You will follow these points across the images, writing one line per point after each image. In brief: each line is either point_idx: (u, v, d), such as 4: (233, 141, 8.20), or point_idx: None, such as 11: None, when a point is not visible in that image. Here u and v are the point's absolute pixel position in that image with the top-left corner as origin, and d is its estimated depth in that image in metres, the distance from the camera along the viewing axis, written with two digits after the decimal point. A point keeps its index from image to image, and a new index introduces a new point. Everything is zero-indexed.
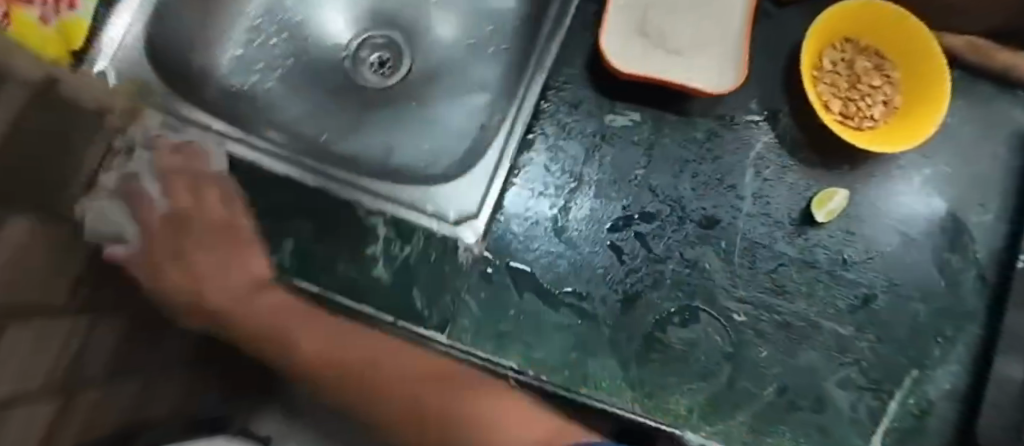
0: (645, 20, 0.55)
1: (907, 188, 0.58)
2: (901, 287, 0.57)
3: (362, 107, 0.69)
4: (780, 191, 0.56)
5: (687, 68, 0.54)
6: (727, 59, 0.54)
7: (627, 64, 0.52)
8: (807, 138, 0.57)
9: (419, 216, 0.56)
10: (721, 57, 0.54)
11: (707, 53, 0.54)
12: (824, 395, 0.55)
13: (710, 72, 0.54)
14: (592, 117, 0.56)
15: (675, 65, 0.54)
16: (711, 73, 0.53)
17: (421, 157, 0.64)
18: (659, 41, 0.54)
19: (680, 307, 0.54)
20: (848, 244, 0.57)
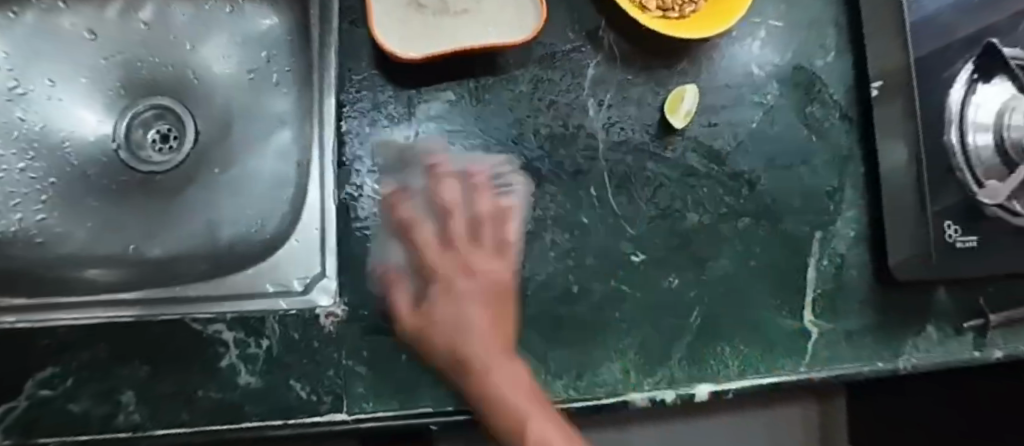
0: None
1: (750, 57, 0.55)
2: (778, 160, 0.55)
3: (165, 197, 0.58)
4: (629, 112, 0.51)
5: (485, 24, 0.46)
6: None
7: (419, 47, 0.44)
8: (636, 45, 0.52)
9: (263, 303, 0.46)
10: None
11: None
12: (745, 295, 0.53)
13: (512, 18, 0.46)
14: (406, 115, 0.49)
15: (471, 25, 0.46)
16: (513, 19, 0.46)
17: (246, 223, 0.57)
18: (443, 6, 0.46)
19: (578, 275, 0.49)
20: (715, 137, 0.53)
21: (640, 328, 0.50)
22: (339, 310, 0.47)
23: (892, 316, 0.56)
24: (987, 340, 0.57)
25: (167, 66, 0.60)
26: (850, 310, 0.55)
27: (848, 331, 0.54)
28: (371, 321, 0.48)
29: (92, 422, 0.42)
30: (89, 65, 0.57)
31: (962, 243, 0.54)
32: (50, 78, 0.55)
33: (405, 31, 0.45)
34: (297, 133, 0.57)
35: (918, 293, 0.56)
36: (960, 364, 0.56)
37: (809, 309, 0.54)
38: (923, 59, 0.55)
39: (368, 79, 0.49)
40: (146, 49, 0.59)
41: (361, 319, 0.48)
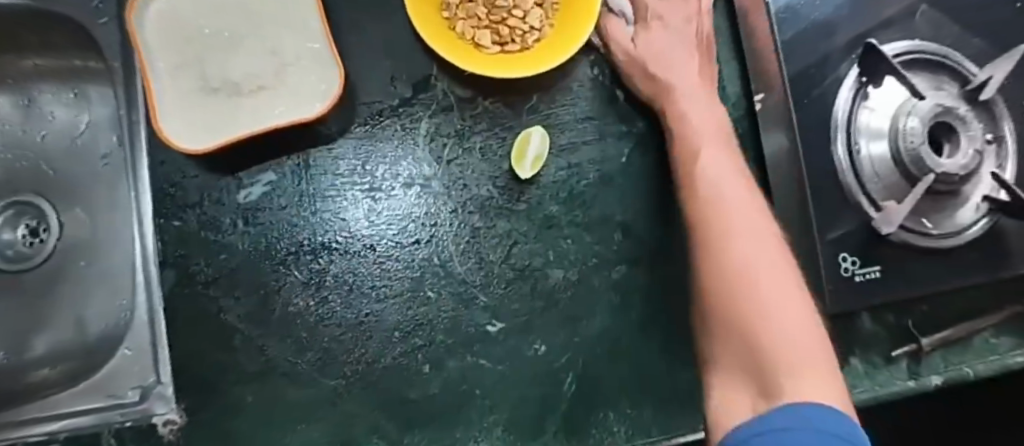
0: (204, 75, 0.44)
1: (613, 82, 0.49)
2: (656, 193, 0.49)
3: (37, 297, 0.57)
4: (472, 164, 0.47)
5: (283, 104, 0.43)
6: (325, 64, 0.43)
7: (212, 133, 0.41)
8: (474, 89, 0.47)
9: (94, 419, 0.44)
10: (317, 67, 0.44)
11: (298, 71, 0.44)
12: (627, 350, 0.47)
13: (311, 92, 0.43)
14: (225, 202, 0.46)
15: (269, 103, 0.44)
16: (310, 94, 0.43)
17: (116, 314, 0.54)
18: (234, 90, 0.44)
19: (429, 352, 0.45)
20: (578, 178, 0.48)
21: (505, 401, 0.45)
22: (179, 416, 0.44)
23: None
24: (923, 366, 0.50)
25: (22, 162, 0.58)
26: None
27: None
28: (209, 425, 0.44)
29: None
30: None
31: (865, 275, 0.47)
32: None
33: (191, 125, 0.42)
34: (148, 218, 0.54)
35: (836, 321, 0.50)
36: (891, 398, 0.49)
37: None
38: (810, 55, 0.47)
39: (184, 169, 0.46)
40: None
41: (201, 423, 0.44)
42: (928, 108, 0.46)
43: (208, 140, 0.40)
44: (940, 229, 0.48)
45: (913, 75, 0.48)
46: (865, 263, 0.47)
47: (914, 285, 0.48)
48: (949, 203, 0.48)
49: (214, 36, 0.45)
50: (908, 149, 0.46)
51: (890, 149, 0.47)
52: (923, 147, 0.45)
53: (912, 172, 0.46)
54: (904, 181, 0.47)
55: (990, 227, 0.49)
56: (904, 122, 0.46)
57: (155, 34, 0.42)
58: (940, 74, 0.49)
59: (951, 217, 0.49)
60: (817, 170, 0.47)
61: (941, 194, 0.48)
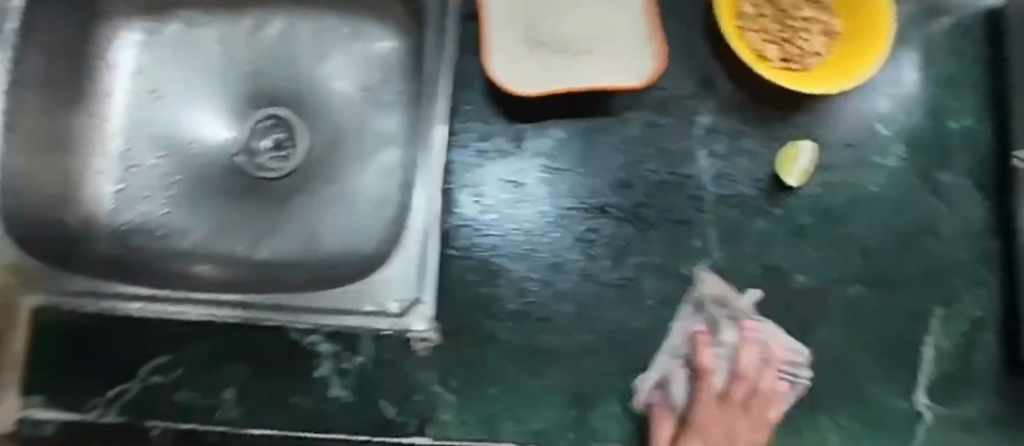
0: (532, 27, 0.48)
1: (875, 116, 0.52)
2: (897, 226, 0.52)
3: (275, 204, 0.61)
4: (741, 163, 0.50)
5: (596, 69, 0.46)
6: (640, 39, 0.46)
7: (530, 81, 0.45)
8: (752, 96, 0.51)
9: (358, 319, 0.47)
10: (629, 40, 0.47)
11: (615, 41, 0.47)
12: (850, 367, 0.49)
13: (626, 64, 0.45)
14: (513, 147, 0.49)
15: (579, 63, 0.46)
16: (625, 65, 0.45)
17: (349, 237, 0.59)
18: (555, 46, 0.47)
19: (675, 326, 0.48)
20: (830, 196, 0.51)
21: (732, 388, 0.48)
22: (434, 335, 0.47)
23: None
24: None
25: (287, 79, 0.63)
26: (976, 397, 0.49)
27: (970, 420, 0.48)
28: (460, 348, 0.47)
29: (201, 412, 0.47)
30: (220, 78, 0.63)
31: None
32: (183, 87, 0.62)
33: (516, 66, 0.45)
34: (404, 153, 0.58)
35: None
36: None
37: (923, 388, 0.49)
38: None
39: (481, 110, 0.49)
40: (270, 64, 0.63)
41: (453, 345, 0.47)
42: None
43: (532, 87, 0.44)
44: None
45: None
46: None
47: None
48: None
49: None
50: None
51: None
52: None
53: None
54: None
55: None
56: None
57: None
58: None
59: None
60: None
61: None
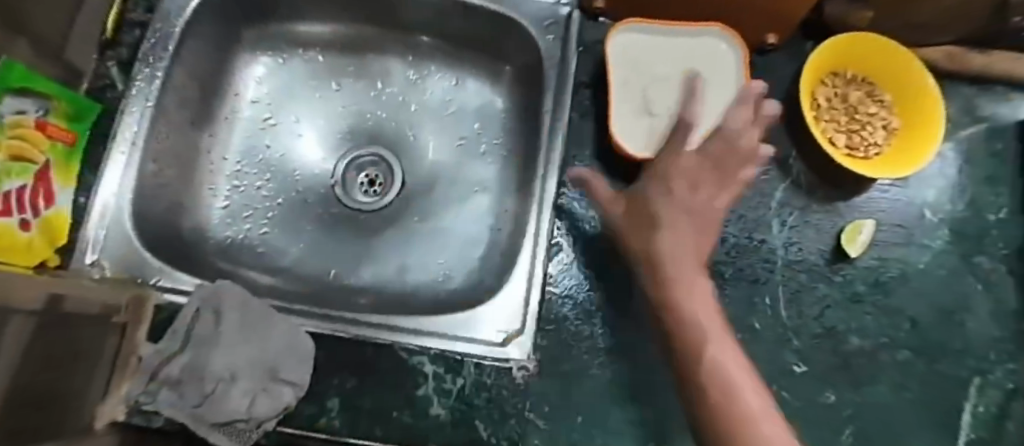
0: (646, 94, 0.56)
1: (923, 203, 0.59)
2: (941, 301, 0.58)
3: (368, 232, 0.66)
4: (807, 234, 0.57)
5: (695, 140, 0.54)
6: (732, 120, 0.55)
7: (641, 143, 0.54)
8: (820, 176, 0.58)
9: (466, 346, 0.52)
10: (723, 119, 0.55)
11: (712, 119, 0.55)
12: (898, 426, 0.54)
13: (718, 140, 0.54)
14: (613, 203, 0.55)
15: (680, 132, 0.55)
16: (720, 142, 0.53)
17: (434, 272, 0.64)
18: (664, 113, 0.55)
19: None
20: (883, 269, 0.57)
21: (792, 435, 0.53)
22: (531, 365, 0.52)
23: None
24: None
25: (391, 122, 0.69)
26: None
27: None
28: (552, 378, 0.52)
29: (304, 418, 0.51)
30: (328, 112, 0.68)
31: None
32: (296, 118, 0.67)
33: (628, 130, 0.55)
34: (499, 201, 0.65)
35: None
36: None
37: None
38: None
39: (583, 169, 0.56)
40: (379, 105, 0.69)
41: (546, 376, 0.52)
42: None
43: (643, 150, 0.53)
44: None
45: None
46: None
47: None
48: None
49: (663, 66, 0.57)
50: None
51: None
52: None
53: None
54: None
55: None
56: None
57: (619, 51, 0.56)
58: None
59: None
60: None
61: None
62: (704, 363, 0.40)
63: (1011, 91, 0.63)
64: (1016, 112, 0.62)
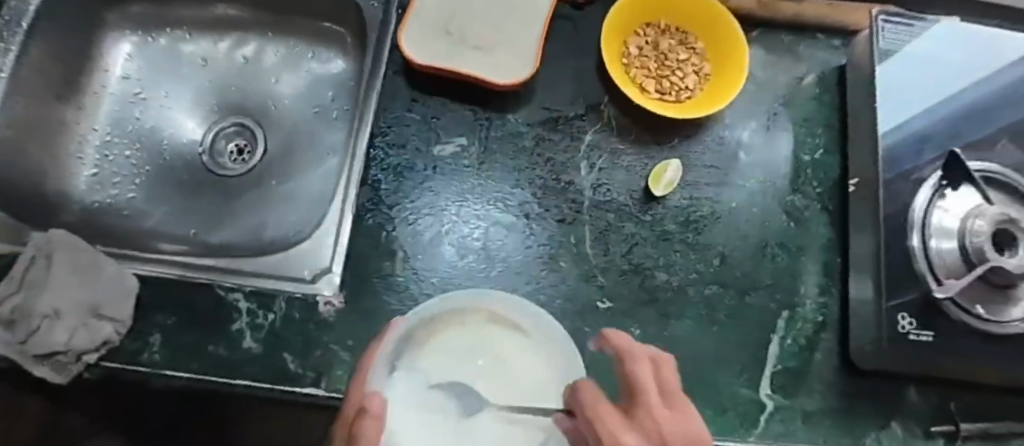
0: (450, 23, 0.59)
1: (738, 145, 0.62)
2: (752, 238, 0.59)
3: (228, 196, 0.71)
4: (618, 176, 0.58)
5: (485, 65, 0.56)
6: (527, 55, 0.57)
7: (431, 57, 0.56)
8: (634, 121, 0.60)
9: (278, 284, 0.57)
10: (521, 55, 0.57)
11: (511, 46, 0.58)
12: (706, 360, 0.55)
13: (505, 68, 0.56)
14: (423, 151, 0.58)
15: (477, 56, 0.57)
16: (511, 66, 0.56)
17: (282, 227, 0.67)
18: (463, 41, 0.58)
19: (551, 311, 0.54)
20: (693, 208, 0.59)
21: (595, 373, 0.52)
22: (337, 301, 0.56)
23: (852, 401, 0.56)
24: None
25: (254, 94, 0.74)
26: (813, 391, 0.56)
27: (806, 409, 0.55)
28: (358, 313, 0.55)
29: (127, 355, 0.53)
30: (196, 86, 0.74)
31: (917, 337, 0.52)
32: (166, 92, 0.73)
33: (425, 43, 0.57)
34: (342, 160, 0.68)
35: (883, 384, 0.57)
36: None
37: (766, 380, 0.55)
38: (893, 146, 0.57)
39: (399, 118, 0.59)
40: (242, 79, 0.74)
41: (355, 309, 0.55)
42: (997, 214, 0.52)
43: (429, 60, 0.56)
44: (985, 315, 0.53)
45: (989, 189, 0.55)
46: (921, 327, 0.52)
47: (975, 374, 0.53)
48: (996, 298, 0.53)
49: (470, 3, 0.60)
50: (974, 244, 0.52)
51: (956, 242, 0.53)
52: (986, 243, 0.51)
53: (971, 258, 0.52)
54: (964, 266, 0.52)
55: None
56: (972, 219, 0.53)
57: None
58: (1013, 198, 0.56)
59: (998, 310, 0.53)
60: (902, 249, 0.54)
61: (992, 292, 0.53)
62: None
63: (827, 38, 0.66)
64: (831, 56, 0.65)
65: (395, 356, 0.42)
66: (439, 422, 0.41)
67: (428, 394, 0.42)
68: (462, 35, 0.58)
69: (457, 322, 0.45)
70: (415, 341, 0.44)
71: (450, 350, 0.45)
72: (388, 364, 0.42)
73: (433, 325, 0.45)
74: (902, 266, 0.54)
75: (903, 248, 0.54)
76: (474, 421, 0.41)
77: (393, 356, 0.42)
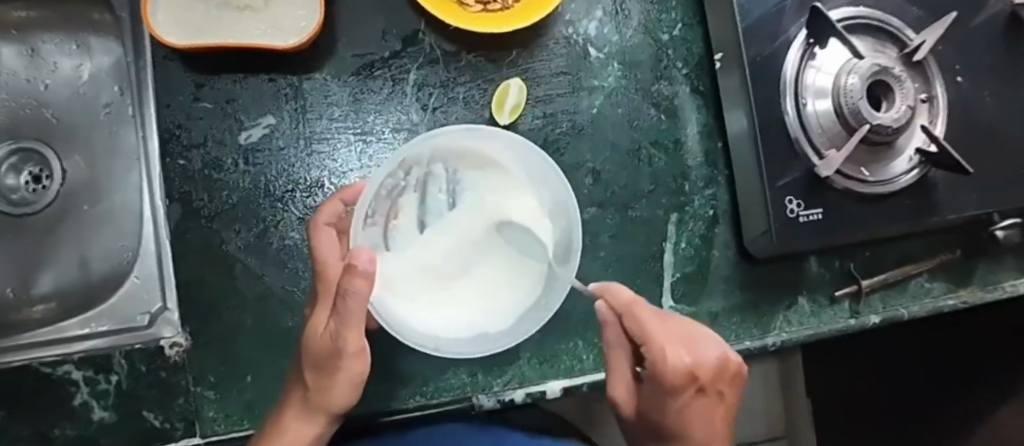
0: None
1: (586, 40, 0.53)
2: (622, 144, 0.52)
3: (39, 238, 0.59)
4: (457, 113, 0.51)
5: (262, 31, 0.48)
6: (312, 5, 0.47)
7: (189, 37, 0.45)
8: (462, 45, 0.51)
9: (105, 341, 0.47)
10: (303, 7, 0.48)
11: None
12: None
13: (284, 26, 0.47)
14: (227, 144, 0.49)
15: (251, 22, 0.48)
16: (291, 23, 0.47)
17: (110, 260, 0.56)
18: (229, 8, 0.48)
19: None
20: (552, 127, 0.51)
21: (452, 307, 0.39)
22: (184, 339, 0.48)
23: (755, 288, 0.54)
24: (863, 305, 0.56)
25: (25, 110, 0.60)
26: (716, 289, 0.53)
27: (713, 309, 0.53)
28: (214, 346, 0.49)
29: None
30: None
31: (807, 218, 0.49)
32: None
33: (184, 17, 0.46)
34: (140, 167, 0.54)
35: (785, 261, 0.55)
36: (836, 333, 0.55)
37: (667, 293, 0.52)
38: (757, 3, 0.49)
39: (189, 112, 0.49)
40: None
41: (208, 342, 0.48)
42: (869, 66, 0.48)
43: (188, 40, 0.44)
44: (876, 176, 0.50)
45: (857, 38, 0.50)
46: (808, 205, 0.49)
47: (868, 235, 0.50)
48: (882, 156, 0.50)
49: None
50: (848, 104, 0.48)
51: (833, 104, 0.49)
52: (861, 101, 0.48)
53: (848, 120, 0.48)
54: (842, 128, 0.49)
55: (943, 187, 0.51)
56: (846, 77, 0.49)
57: None
58: (881, 39, 0.51)
59: (884, 167, 0.50)
60: (779, 123, 0.49)
61: (874, 151, 0.50)
62: (352, 305, 0.31)
63: None
64: None
65: (399, 213, 0.38)
66: (455, 282, 0.39)
67: (424, 243, 0.38)
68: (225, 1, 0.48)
69: (453, 172, 0.39)
70: (412, 196, 0.38)
71: (456, 193, 0.39)
72: (410, 219, 0.38)
73: (410, 162, 0.38)
74: (781, 148, 0.49)
75: (779, 123, 0.49)
76: (450, 279, 0.39)
77: (410, 206, 0.38)
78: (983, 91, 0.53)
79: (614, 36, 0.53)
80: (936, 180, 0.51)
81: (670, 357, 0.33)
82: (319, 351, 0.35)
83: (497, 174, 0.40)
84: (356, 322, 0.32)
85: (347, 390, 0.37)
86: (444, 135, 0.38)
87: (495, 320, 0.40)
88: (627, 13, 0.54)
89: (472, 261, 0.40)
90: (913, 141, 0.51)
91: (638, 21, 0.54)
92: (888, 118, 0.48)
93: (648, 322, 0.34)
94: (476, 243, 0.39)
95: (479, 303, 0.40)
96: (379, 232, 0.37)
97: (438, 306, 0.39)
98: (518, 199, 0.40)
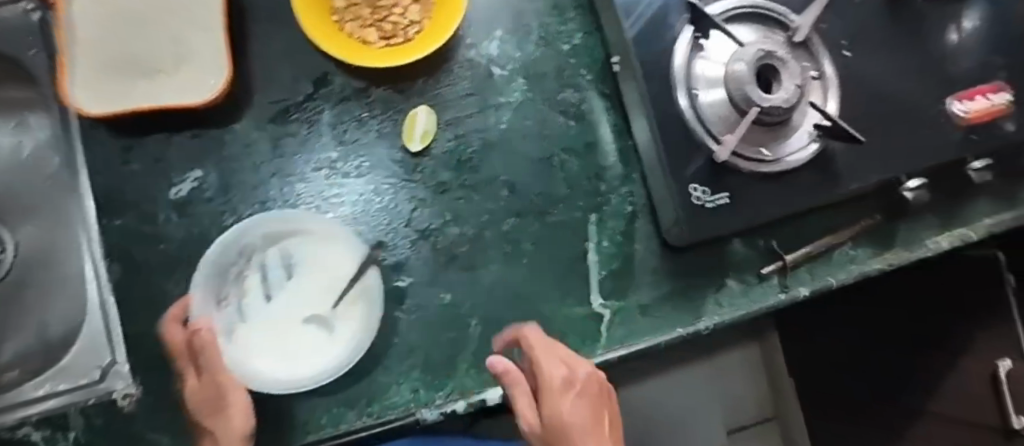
0: (116, 58, 0.50)
1: (489, 60, 0.56)
2: (534, 154, 0.55)
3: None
4: (372, 144, 0.54)
5: (175, 94, 0.50)
6: (220, 62, 0.50)
7: (111, 107, 0.49)
8: (371, 80, 0.54)
9: (62, 400, 0.49)
10: (212, 64, 0.51)
11: (201, 56, 0.51)
12: (530, 299, 0.53)
13: (195, 84, 0.50)
14: (159, 200, 0.52)
15: (165, 86, 0.50)
16: (202, 82, 0.50)
17: (67, 322, 0.58)
18: (143, 76, 0.50)
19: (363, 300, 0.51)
20: (464, 147, 0.54)
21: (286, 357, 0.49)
22: (134, 390, 0.49)
23: (682, 275, 0.56)
24: (791, 279, 0.58)
25: None
26: (644, 281, 0.55)
27: (642, 301, 0.55)
28: (165, 392, 0.51)
29: None
30: None
31: (714, 203, 0.51)
32: None
33: (101, 89, 0.49)
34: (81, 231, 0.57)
35: (708, 246, 0.57)
36: (767, 310, 0.56)
37: (595, 291, 0.54)
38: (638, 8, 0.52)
39: (120, 175, 0.52)
40: None
41: (159, 389, 0.51)
42: (754, 52, 0.50)
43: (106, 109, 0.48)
44: (775, 155, 0.52)
45: (740, 28, 0.53)
46: (713, 191, 0.51)
47: (779, 212, 0.52)
48: (778, 135, 0.52)
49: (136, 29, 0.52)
50: (737, 90, 0.50)
51: (725, 92, 0.51)
52: (750, 86, 0.49)
53: (740, 105, 0.50)
54: (737, 113, 0.51)
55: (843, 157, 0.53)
56: (733, 65, 0.50)
57: (82, 15, 0.50)
58: (768, 26, 0.54)
59: (781, 146, 0.52)
60: (675, 117, 0.51)
61: (770, 132, 0.52)
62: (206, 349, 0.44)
63: None
64: None
65: (243, 290, 0.50)
66: (297, 330, 0.50)
67: (264, 310, 0.50)
68: (139, 69, 0.50)
69: (280, 251, 0.51)
70: (251, 276, 0.50)
71: (284, 267, 0.51)
72: (253, 293, 0.50)
73: (237, 251, 0.50)
74: (681, 140, 0.51)
75: (674, 117, 0.51)
76: (287, 334, 0.49)
77: (255, 282, 0.50)
78: (869, 63, 0.55)
79: (516, 53, 0.56)
80: (836, 152, 0.53)
81: (560, 375, 0.43)
82: (208, 412, 0.43)
83: (314, 247, 0.51)
84: (215, 363, 0.44)
85: (243, 417, 0.44)
86: (267, 221, 0.50)
87: (321, 360, 0.49)
88: (526, 30, 0.57)
89: (303, 316, 0.50)
90: (807, 116, 0.53)
91: (537, 37, 0.57)
92: (778, 98, 0.49)
93: (559, 390, 0.42)
94: (303, 303, 0.50)
95: (309, 350, 0.49)
96: (223, 310, 0.49)
97: (273, 358, 0.48)
98: (333, 259, 0.51)
